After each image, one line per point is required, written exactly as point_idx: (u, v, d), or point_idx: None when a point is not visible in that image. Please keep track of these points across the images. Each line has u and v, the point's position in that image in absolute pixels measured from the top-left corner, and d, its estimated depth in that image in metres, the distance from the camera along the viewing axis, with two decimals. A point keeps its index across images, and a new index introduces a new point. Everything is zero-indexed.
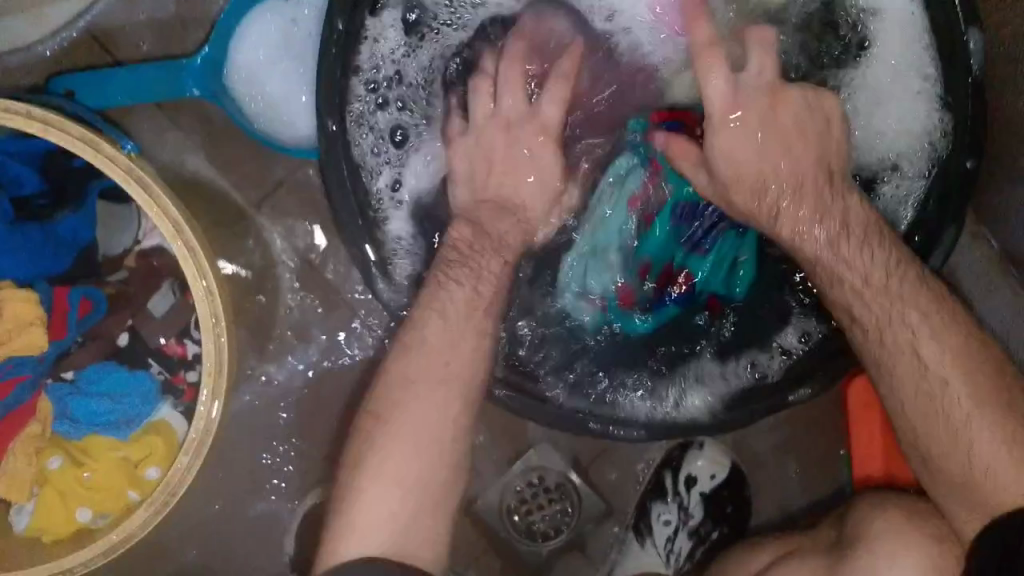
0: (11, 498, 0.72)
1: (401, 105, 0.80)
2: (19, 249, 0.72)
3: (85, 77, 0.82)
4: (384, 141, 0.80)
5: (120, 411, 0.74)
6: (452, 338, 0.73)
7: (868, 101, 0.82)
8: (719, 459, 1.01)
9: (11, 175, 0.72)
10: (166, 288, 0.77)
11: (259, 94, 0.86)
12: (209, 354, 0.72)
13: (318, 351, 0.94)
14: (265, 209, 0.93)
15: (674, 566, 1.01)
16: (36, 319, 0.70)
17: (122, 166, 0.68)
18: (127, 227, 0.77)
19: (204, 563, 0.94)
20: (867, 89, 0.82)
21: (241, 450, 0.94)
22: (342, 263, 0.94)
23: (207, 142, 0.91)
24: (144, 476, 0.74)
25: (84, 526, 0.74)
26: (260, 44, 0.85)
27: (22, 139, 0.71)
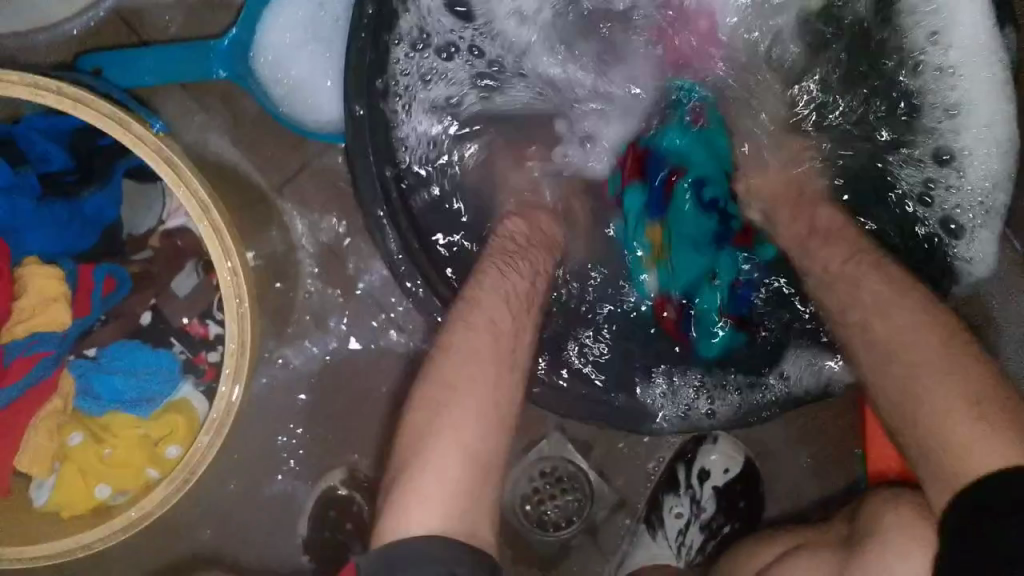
0: (33, 472, 0.73)
1: (454, 88, 0.84)
2: (43, 224, 0.72)
3: (114, 55, 0.82)
4: (433, 114, 0.84)
5: (141, 389, 0.75)
6: (503, 323, 0.72)
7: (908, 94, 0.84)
8: (733, 454, 1.01)
9: (39, 151, 0.73)
10: (189, 269, 0.78)
11: (282, 78, 0.86)
12: (232, 334, 0.72)
13: (333, 336, 0.94)
14: (286, 193, 0.93)
15: (685, 559, 1.01)
16: (59, 296, 0.71)
17: (150, 144, 0.68)
18: (152, 207, 0.78)
19: (218, 543, 0.95)
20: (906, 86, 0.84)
21: (258, 431, 0.95)
22: (361, 248, 0.94)
23: (231, 124, 0.92)
24: (164, 454, 0.75)
25: (104, 502, 0.74)
26: (287, 28, 0.85)
27: (56, 116, 0.73)
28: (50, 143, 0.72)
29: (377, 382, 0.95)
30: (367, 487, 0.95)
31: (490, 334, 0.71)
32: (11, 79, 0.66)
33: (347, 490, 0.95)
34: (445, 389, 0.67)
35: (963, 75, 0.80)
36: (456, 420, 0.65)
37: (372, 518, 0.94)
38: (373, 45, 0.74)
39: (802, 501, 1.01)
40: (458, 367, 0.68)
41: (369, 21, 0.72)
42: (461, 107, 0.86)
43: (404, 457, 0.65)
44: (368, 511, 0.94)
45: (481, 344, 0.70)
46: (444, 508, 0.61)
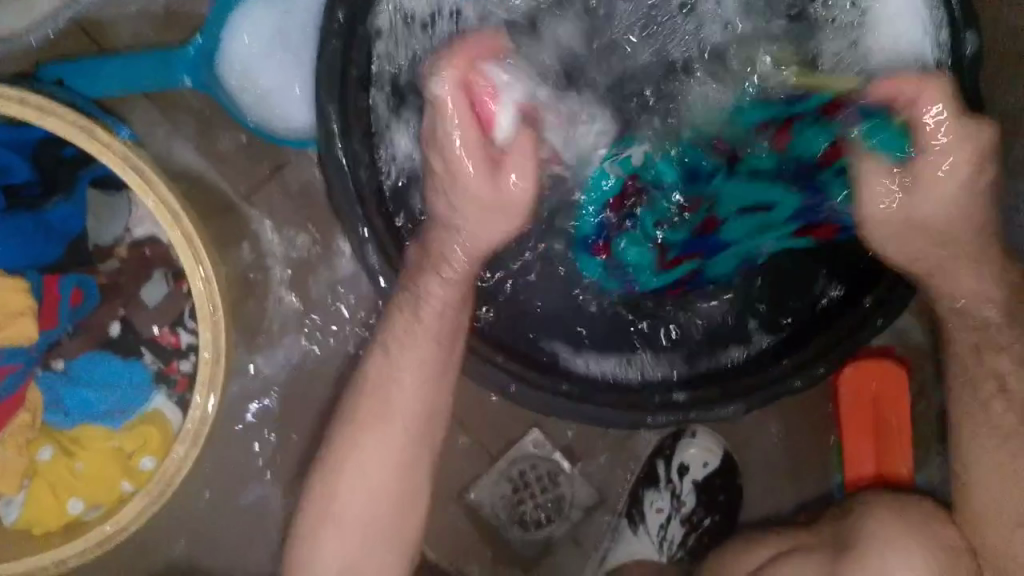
0: (2, 489, 0.71)
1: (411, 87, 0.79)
2: (8, 237, 0.70)
3: (76, 66, 0.83)
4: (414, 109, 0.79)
5: (111, 401, 0.74)
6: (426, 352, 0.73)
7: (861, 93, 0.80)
8: (711, 448, 1.00)
9: (1, 164, 0.71)
10: (157, 277, 0.76)
11: (251, 86, 0.85)
12: (205, 343, 0.71)
13: (308, 343, 0.93)
14: (255, 200, 0.92)
15: (666, 553, 1.01)
16: (26, 309, 0.69)
17: (117, 153, 0.67)
18: (117, 216, 0.75)
19: (195, 557, 0.93)
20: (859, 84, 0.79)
21: (233, 443, 0.93)
22: (332, 255, 0.93)
23: (198, 132, 0.90)
24: (138, 467, 0.74)
25: (76, 518, 0.73)
26: (253, 37, 0.84)
27: (16, 128, 0.70)
28: (11, 153, 0.71)
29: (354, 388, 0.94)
30: None
31: (410, 368, 0.73)
32: None
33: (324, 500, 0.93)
34: (361, 420, 0.74)
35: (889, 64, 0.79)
36: (365, 483, 0.74)
37: None
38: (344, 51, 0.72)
39: (780, 493, 1.01)
40: (373, 406, 0.74)
41: (338, 26, 0.71)
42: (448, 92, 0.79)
43: (323, 468, 0.76)
44: None
45: (405, 403, 0.74)
46: (358, 523, 0.75)
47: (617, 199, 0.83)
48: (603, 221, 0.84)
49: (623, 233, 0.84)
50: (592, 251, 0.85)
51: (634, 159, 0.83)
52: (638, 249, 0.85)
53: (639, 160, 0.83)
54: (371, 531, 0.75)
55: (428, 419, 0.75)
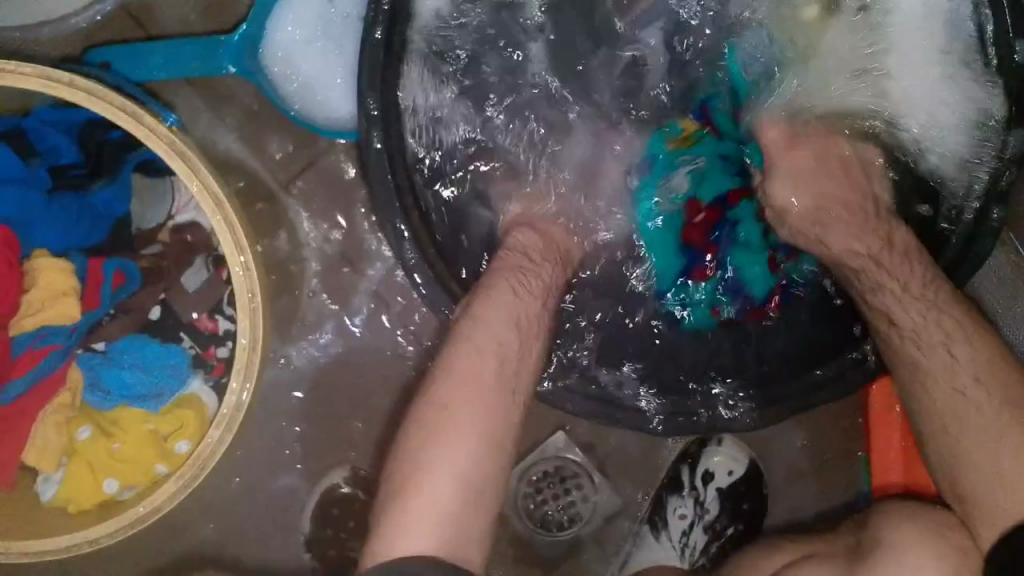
0: (40, 466, 0.73)
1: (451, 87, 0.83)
2: (54, 220, 0.72)
3: (122, 50, 0.82)
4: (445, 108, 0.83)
5: (149, 383, 0.74)
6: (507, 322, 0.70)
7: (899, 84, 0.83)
8: (735, 455, 1.01)
9: (49, 144, 0.73)
10: (199, 264, 0.76)
11: (296, 76, 0.86)
12: (243, 330, 0.72)
13: (339, 335, 0.94)
14: (293, 189, 0.93)
15: (688, 560, 1.01)
16: (69, 289, 0.71)
17: (163, 139, 0.68)
18: (160, 204, 0.76)
19: (221, 540, 0.95)
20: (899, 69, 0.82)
21: (263, 429, 0.94)
22: (367, 248, 0.93)
23: (239, 121, 0.91)
24: (173, 450, 0.74)
25: (111, 497, 0.74)
26: (298, 27, 0.85)
27: (64, 109, 0.72)
28: (60, 136, 0.72)
29: (383, 379, 0.95)
30: (369, 485, 0.95)
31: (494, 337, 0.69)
32: (26, 73, 0.66)
33: (350, 489, 0.94)
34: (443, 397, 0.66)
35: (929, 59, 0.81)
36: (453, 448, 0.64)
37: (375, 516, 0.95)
38: (387, 47, 0.74)
39: (804, 503, 1.01)
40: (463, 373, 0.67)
41: (382, 21, 0.72)
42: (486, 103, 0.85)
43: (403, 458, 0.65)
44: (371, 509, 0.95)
45: (482, 365, 0.68)
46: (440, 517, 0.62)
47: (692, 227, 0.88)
48: (689, 255, 0.88)
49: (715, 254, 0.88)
50: (693, 279, 0.88)
51: (680, 185, 0.87)
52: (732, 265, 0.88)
53: (689, 181, 0.87)
54: (461, 513, 0.63)
55: (501, 381, 0.68)
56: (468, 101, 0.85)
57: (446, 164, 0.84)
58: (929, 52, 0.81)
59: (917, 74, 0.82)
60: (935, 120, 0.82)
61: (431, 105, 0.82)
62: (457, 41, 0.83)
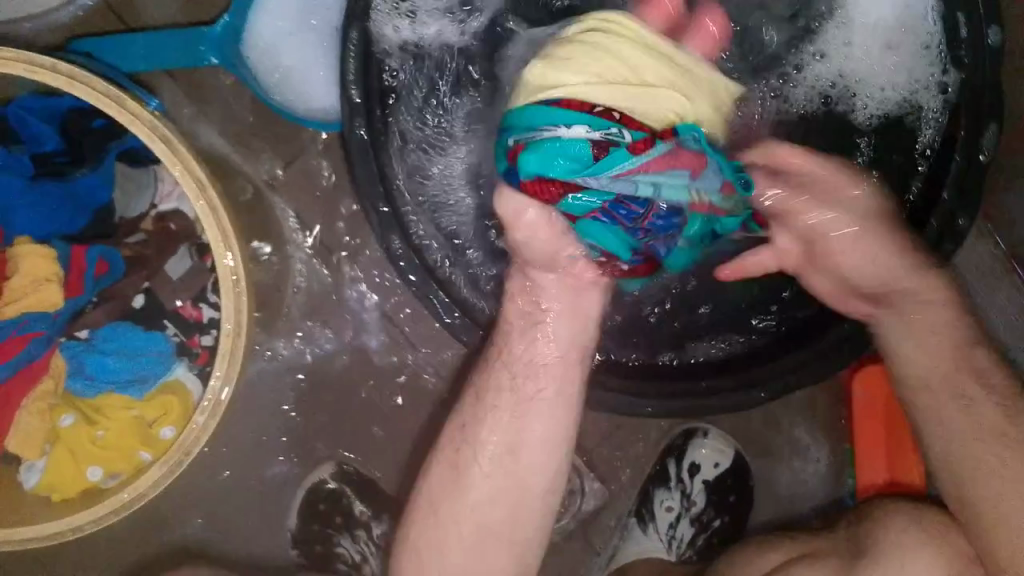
0: (24, 454, 0.72)
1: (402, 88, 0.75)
2: (35, 205, 0.72)
3: (105, 40, 0.82)
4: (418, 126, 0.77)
5: (134, 369, 0.75)
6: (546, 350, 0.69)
7: (867, 70, 0.75)
8: (722, 447, 1.00)
9: (31, 132, 0.73)
10: (183, 252, 0.77)
11: (277, 65, 0.86)
12: (228, 315, 0.72)
13: (324, 329, 0.94)
14: (277, 183, 0.93)
15: (676, 553, 1.01)
16: (52, 276, 0.71)
17: (146, 123, 0.68)
18: (144, 192, 0.76)
19: (209, 533, 0.94)
20: (868, 54, 0.75)
21: (248, 425, 0.94)
22: (351, 246, 0.93)
23: (223, 115, 0.91)
24: (158, 435, 0.74)
25: (95, 485, 0.74)
26: (278, 18, 0.85)
27: (46, 97, 0.73)
28: (42, 124, 0.73)
29: (369, 376, 0.94)
30: (356, 481, 0.95)
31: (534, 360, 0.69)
32: (8, 57, 0.66)
33: (335, 485, 0.94)
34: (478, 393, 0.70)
35: (896, 40, 0.74)
36: (466, 502, 0.68)
37: (361, 513, 0.95)
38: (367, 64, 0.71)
39: (791, 498, 1.01)
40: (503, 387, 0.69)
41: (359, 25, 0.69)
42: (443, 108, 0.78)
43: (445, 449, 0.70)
44: (357, 506, 0.95)
45: (520, 398, 0.69)
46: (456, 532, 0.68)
47: (669, 157, 0.60)
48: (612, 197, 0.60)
49: (723, 172, 0.63)
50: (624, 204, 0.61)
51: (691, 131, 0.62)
52: (572, 132, 0.58)
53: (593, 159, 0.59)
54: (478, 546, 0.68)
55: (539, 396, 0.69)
56: (431, 110, 0.77)
57: (439, 223, 0.77)
58: (894, 35, 0.74)
59: (869, 42, 0.75)
60: (889, 85, 0.75)
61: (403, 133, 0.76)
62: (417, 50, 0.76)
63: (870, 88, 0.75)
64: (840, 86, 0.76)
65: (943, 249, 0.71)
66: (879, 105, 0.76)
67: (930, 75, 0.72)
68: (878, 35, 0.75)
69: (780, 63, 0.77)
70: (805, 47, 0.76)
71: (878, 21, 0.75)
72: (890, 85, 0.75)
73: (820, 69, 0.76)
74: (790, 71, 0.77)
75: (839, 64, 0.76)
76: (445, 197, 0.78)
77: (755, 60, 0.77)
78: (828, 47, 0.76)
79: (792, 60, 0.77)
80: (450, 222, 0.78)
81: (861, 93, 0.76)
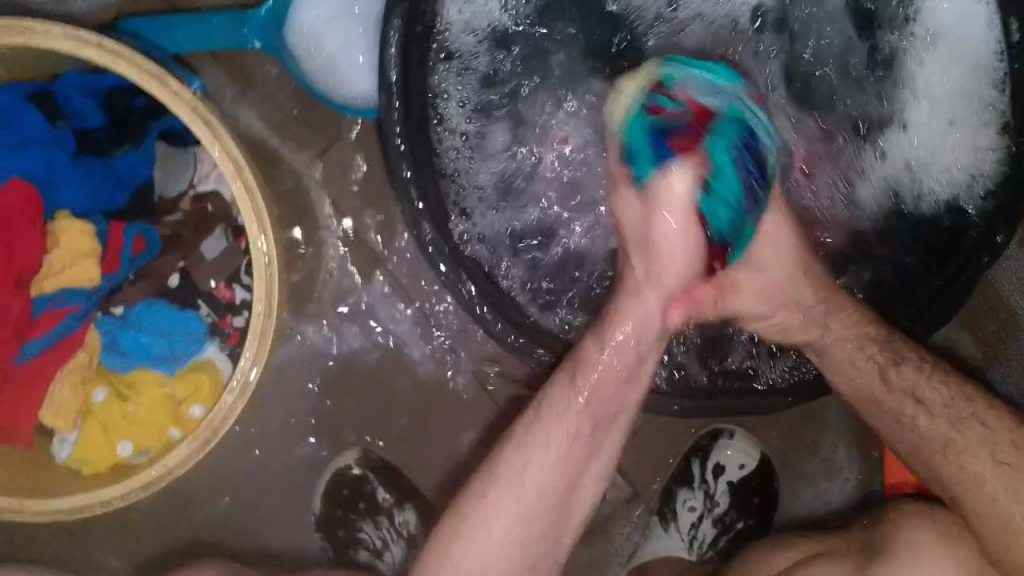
0: (57, 426, 0.72)
1: (464, 116, 0.80)
2: (78, 180, 0.72)
3: (151, 21, 0.83)
4: (472, 148, 0.81)
5: (166, 348, 0.75)
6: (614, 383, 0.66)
7: (924, 121, 0.81)
8: (748, 449, 1.00)
9: (75, 108, 0.73)
10: (218, 233, 0.78)
11: (318, 49, 0.85)
12: (260, 296, 0.72)
13: (354, 315, 0.94)
14: (314, 169, 0.93)
15: (696, 553, 1.00)
16: (90, 251, 0.71)
17: (185, 101, 0.69)
18: (184, 171, 0.77)
19: (233, 513, 0.95)
20: (921, 105, 0.81)
21: (276, 406, 0.94)
22: (384, 233, 0.93)
23: (264, 98, 0.92)
24: (187, 413, 0.75)
25: (124, 461, 0.75)
26: (324, 0, 0.85)
27: (90, 74, 0.73)
28: (87, 100, 0.73)
29: (398, 363, 0.95)
30: (380, 467, 0.95)
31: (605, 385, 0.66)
32: (54, 34, 0.67)
33: (360, 470, 0.94)
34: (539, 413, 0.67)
35: (947, 97, 0.80)
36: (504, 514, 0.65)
37: (383, 500, 0.95)
38: (419, 65, 0.74)
39: (814, 504, 1.00)
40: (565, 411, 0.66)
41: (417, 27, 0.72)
42: (501, 136, 0.82)
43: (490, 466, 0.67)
44: (379, 493, 0.95)
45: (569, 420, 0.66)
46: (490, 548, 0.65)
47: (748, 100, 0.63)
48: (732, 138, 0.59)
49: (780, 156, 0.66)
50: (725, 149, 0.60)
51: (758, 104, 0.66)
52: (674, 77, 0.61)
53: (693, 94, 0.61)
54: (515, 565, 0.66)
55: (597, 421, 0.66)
56: (489, 137, 0.82)
57: (477, 207, 0.81)
58: (940, 95, 0.80)
59: (933, 133, 0.81)
60: (956, 166, 0.80)
61: (453, 125, 0.80)
62: (481, 79, 0.80)
63: (918, 142, 0.81)
64: (884, 133, 0.82)
65: (983, 262, 0.74)
66: (950, 190, 0.80)
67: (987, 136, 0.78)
68: (929, 89, 0.80)
69: (828, 112, 0.82)
70: (867, 148, 0.82)
71: (926, 80, 0.80)
72: (958, 164, 0.80)
73: (873, 119, 0.82)
74: (834, 116, 0.82)
75: (888, 116, 0.82)
76: (490, 215, 0.82)
77: (802, 103, 0.82)
78: (893, 147, 0.82)
79: (838, 106, 0.82)
80: (498, 239, 0.82)
81: (907, 143, 0.81)
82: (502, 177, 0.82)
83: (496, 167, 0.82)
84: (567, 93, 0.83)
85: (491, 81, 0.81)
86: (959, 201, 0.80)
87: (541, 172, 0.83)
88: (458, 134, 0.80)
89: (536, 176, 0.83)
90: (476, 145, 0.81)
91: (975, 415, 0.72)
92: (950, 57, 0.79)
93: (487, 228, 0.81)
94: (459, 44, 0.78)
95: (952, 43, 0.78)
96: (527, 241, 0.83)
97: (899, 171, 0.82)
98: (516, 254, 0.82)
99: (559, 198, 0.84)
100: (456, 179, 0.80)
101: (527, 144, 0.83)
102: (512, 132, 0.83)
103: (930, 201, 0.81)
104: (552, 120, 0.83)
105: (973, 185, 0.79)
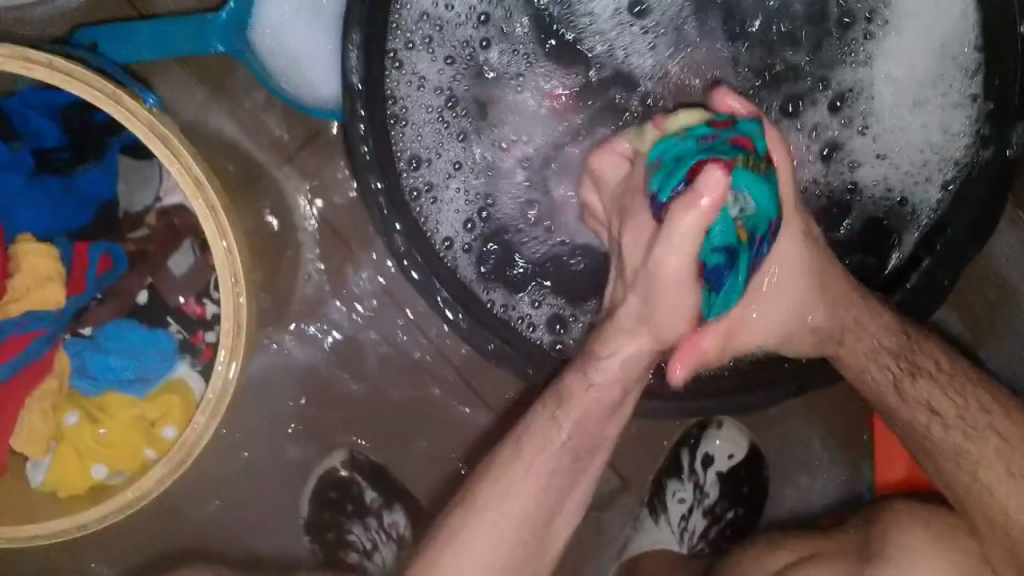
0: (30, 453, 0.73)
1: (430, 91, 0.78)
2: (36, 202, 0.72)
3: (108, 31, 0.80)
4: (431, 126, 0.78)
5: (136, 367, 0.74)
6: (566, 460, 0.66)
7: (890, 97, 0.80)
8: (737, 440, 0.99)
9: (32, 126, 0.71)
10: (186, 246, 0.76)
11: (282, 50, 0.83)
12: (228, 314, 0.71)
13: (335, 318, 0.93)
14: (287, 171, 0.91)
15: (687, 544, 1.00)
16: (54, 275, 0.70)
17: (143, 121, 0.67)
18: (149, 183, 0.75)
19: (223, 519, 0.94)
20: (892, 81, 0.79)
21: (259, 410, 0.93)
22: (362, 230, 0.92)
23: (232, 101, 0.90)
24: (160, 435, 0.74)
25: (100, 482, 0.75)
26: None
27: (46, 91, 0.70)
28: (44, 119, 0.71)
29: (383, 364, 0.94)
30: (367, 469, 0.95)
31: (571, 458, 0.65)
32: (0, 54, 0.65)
33: (348, 472, 0.95)
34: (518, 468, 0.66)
35: (913, 75, 0.79)
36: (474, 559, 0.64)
37: (373, 500, 0.95)
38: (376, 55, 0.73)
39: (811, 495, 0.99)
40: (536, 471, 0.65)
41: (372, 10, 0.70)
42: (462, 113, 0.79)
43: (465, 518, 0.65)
44: (368, 493, 0.95)
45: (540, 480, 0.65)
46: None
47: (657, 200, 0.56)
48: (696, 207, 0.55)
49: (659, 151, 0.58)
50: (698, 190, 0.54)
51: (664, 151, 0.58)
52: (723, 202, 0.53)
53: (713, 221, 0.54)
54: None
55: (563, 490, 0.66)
56: (453, 114, 0.79)
57: (427, 152, 0.78)
58: (908, 71, 0.79)
59: (895, 124, 0.80)
60: (915, 147, 0.80)
61: (416, 77, 0.77)
62: (449, 55, 0.78)
63: (886, 118, 0.80)
64: (851, 103, 0.80)
65: (942, 284, 0.77)
66: (920, 177, 0.80)
67: (951, 119, 0.79)
68: (898, 64, 0.79)
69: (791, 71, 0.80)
70: (834, 116, 0.80)
71: (894, 51, 0.79)
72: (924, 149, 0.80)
73: (842, 86, 0.80)
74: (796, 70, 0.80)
75: (853, 85, 0.80)
76: (445, 191, 0.79)
77: (758, 56, 0.81)
78: (857, 149, 0.80)
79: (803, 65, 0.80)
80: (451, 213, 0.79)
81: (876, 118, 0.80)
82: (461, 157, 0.79)
83: (453, 125, 0.79)
84: (539, 74, 0.81)
85: (460, 57, 0.78)
86: (916, 182, 0.80)
87: (497, 161, 0.81)
88: (418, 109, 0.77)
89: (498, 156, 0.81)
90: (437, 121, 0.78)
91: (979, 424, 0.71)
92: (918, 31, 0.79)
93: (438, 201, 0.79)
94: (425, 20, 0.76)
95: (921, 17, 0.78)
96: (481, 220, 0.80)
97: (861, 145, 0.80)
98: (468, 227, 0.80)
99: (518, 183, 0.81)
100: (408, 150, 0.77)
101: (492, 123, 0.80)
102: (478, 109, 0.80)
103: (893, 182, 0.80)
104: (516, 94, 0.81)
105: (933, 168, 0.80)
